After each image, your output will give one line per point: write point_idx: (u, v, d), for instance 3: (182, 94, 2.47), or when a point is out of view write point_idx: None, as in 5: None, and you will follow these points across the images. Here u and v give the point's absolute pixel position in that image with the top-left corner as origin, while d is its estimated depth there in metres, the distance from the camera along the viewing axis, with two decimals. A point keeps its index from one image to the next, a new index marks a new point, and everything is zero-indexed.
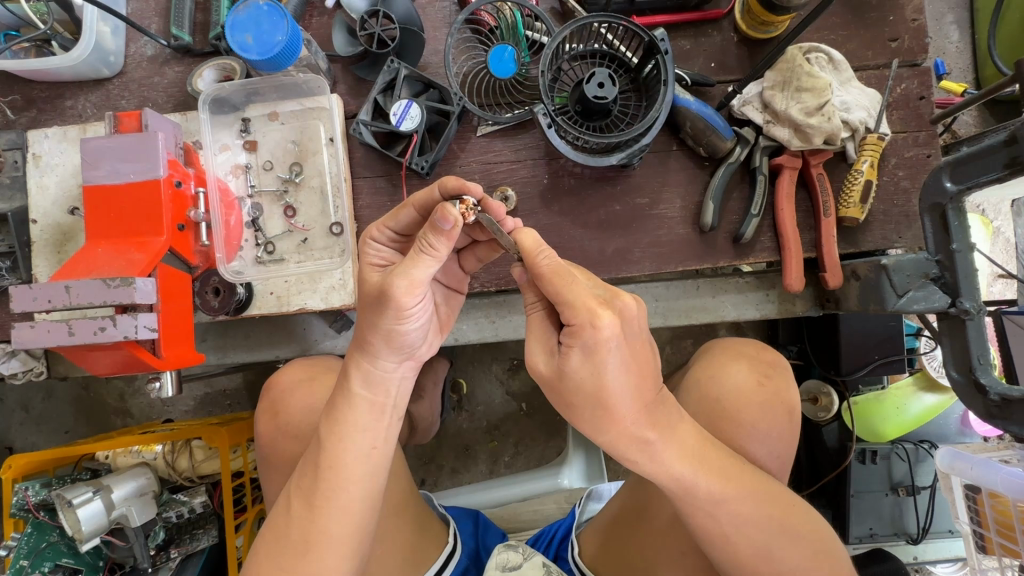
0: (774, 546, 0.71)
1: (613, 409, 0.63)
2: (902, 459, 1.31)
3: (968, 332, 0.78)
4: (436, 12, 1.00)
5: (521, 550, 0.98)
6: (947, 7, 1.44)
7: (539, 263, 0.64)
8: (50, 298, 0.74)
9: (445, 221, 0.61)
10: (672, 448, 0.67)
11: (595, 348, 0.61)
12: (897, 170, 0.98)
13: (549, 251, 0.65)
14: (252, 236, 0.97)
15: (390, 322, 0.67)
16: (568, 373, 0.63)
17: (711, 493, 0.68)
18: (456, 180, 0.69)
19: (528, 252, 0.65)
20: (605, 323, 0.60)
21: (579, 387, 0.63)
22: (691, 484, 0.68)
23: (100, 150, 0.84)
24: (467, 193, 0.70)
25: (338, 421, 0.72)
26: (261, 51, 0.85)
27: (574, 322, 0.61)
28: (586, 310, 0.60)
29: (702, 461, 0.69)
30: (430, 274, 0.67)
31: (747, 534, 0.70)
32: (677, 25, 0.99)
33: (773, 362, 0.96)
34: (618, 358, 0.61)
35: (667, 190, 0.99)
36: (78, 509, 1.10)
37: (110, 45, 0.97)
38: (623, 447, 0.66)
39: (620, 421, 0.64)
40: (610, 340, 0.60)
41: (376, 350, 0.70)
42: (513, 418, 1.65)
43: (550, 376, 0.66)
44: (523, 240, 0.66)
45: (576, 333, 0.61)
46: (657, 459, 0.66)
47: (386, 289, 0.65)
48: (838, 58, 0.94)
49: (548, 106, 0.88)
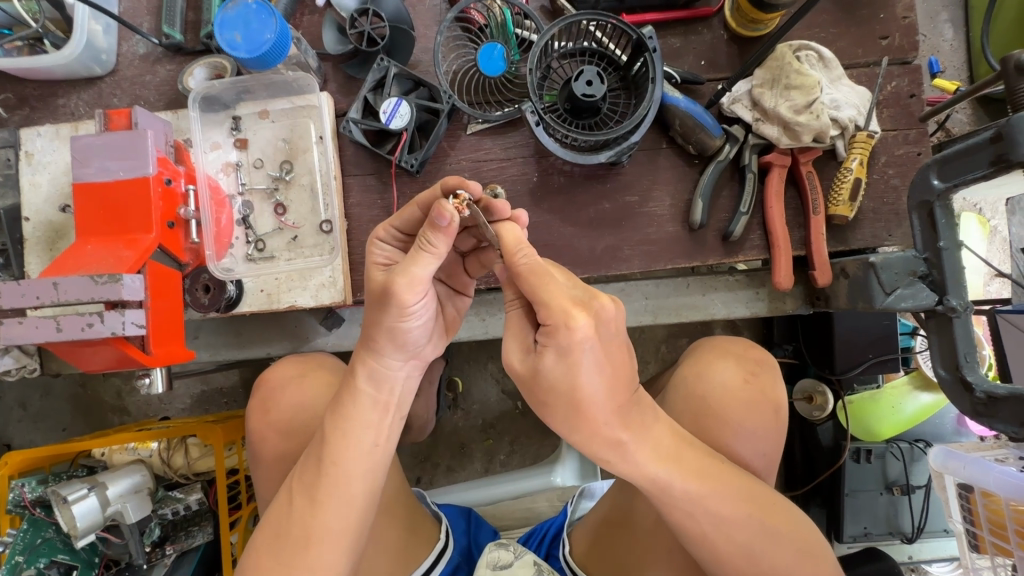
0: (754, 545, 0.70)
1: (586, 410, 0.63)
2: (897, 458, 1.31)
3: (955, 329, 0.77)
4: (426, 10, 1.01)
5: (512, 548, 0.98)
6: (942, 5, 1.44)
7: (518, 263, 0.65)
8: (38, 294, 0.75)
9: (441, 217, 0.64)
10: (646, 449, 0.67)
11: (569, 349, 0.61)
12: (887, 168, 0.98)
13: (528, 250, 0.66)
14: (243, 234, 0.97)
15: (392, 319, 0.69)
16: (543, 373, 0.64)
17: (687, 493, 0.68)
18: (455, 178, 0.71)
19: (508, 250, 0.67)
20: (579, 325, 0.60)
21: (553, 387, 0.64)
22: (667, 484, 0.68)
23: (89, 148, 0.85)
24: (465, 190, 0.72)
25: (342, 416, 0.73)
26: (250, 49, 0.86)
27: (548, 323, 0.62)
28: (560, 312, 0.61)
29: (678, 461, 0.69)
30: (431, 271, 0.68)
31: (725, 533, 0.70)
32: (667, 23, 1.00)
33: (759, 360, 0.96)
34: (592, 359, 0.62)
35: (656, 188, 0.99)
36: (73, 506, 1.11)
37: (102, 44, 0.98)
38: (597, 446, 0.66)
39: (594, 421, 0.64)
40: (584, 342, 0.61)
41: (381, 347, 0.71)
42: (508, 416, 1.65)
43: (525, 375, 0.66)
44: (505, 237, 0.68)
45: (551, 334, 0.62)
46: (630, 459, 0.67)
47: (387, 286, 0.67)
48: (828, 57, 0.94)
49: (536, 103, 0.88)
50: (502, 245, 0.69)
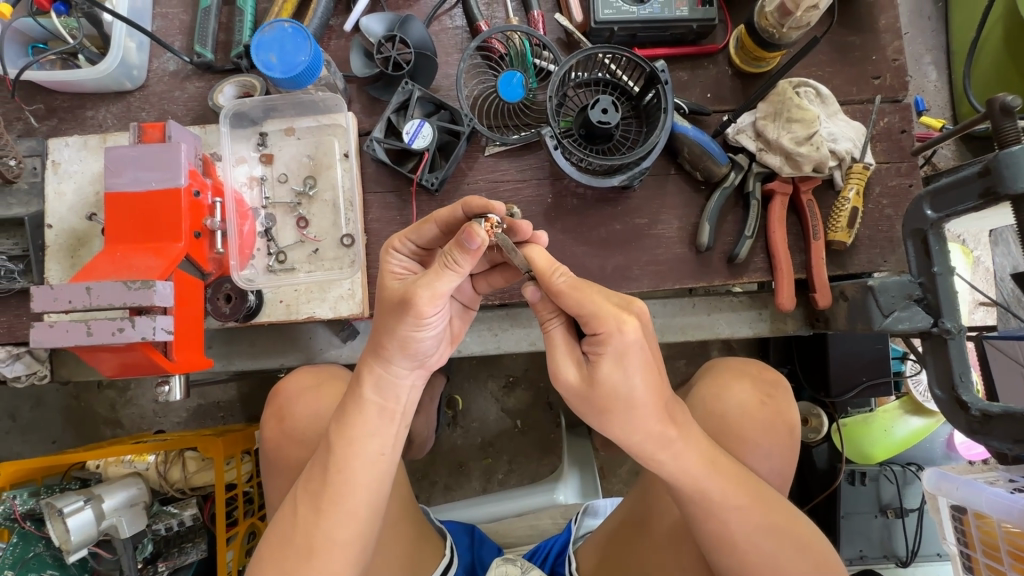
0: (776, 557, 0.72)
1: (642, 413, 0.67)
2: (891, 481, 1.35)
3: (950, 351, 0.81)
4: (448, 38, 1.06)
5: (519, 564, 1.00)
6: (925, 49, 1.54)
7: (556, 282, 0.68)
8: (70, 298, 0.76)
9: (472, 239, 0.64)
10: (689, 450, 0.71)
11: (623, 352, 0.65)
12: (882, 199, 1.04)
13: (563, 270, 0.69)
14: (265, 245, 1.00)
15: (407, 328, 0.69)
16: (601, 380, 0.67)
17: (725, 498, 0.72)
18: (480, 201, 0.74)
19: (544, 272, 0.69)
20: (631, 329, 0.64)
21: (612, 393, 0.67)
22: (705, 486, 0.71)
23: (122, 158, 0.87)
24: (491, 212, 0.75)
25: (348, 424, 0.74)
26: (285, 69, 0.90)
27: (601, 332, 0.65)
28: (612, 318, 0.64)
29: (713, 463, 0.72)
30: (452, 288, 0.68)
31: (758, 542, 0.72)
32: (675, 57, 1.06)
33: (774, 381, 1.00)
34: (643, 361, 0.66)
35: (665, 211, 1.03)
36: (68, 519, 1.09)
37: (135, 60, 1.01)
38: (647, 445, 0.69)
39: (647, 422, 0.67)
40: (635, 343, 0.65)
41: (389, 356, 0.72)
42: (508, 435, 1.67)
43: (580, 384, 0.69)
44: (538, 259, 0.71)
45: (604, 341, 0.65)
46: (679, 459, 0.70)
47: (409, 296, 0.67)
48: (826, 93, 1.00)
49: (555, 129, 0.93)
50: (534, 268, 0.71)
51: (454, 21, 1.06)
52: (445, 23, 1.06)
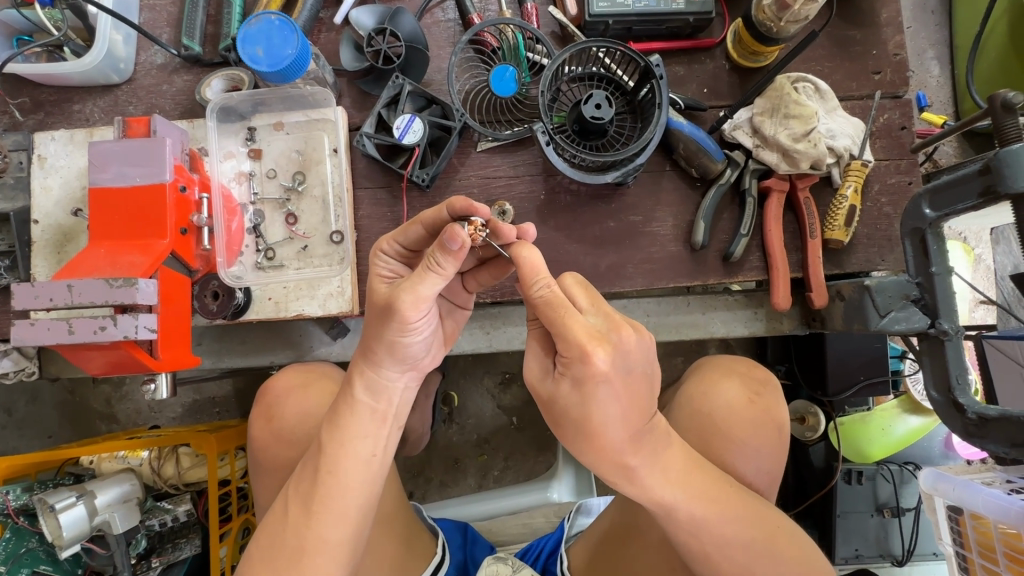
0: (750, 566, 0.72)
1: (600, 440, 0.65)
2: (887, 481, 1.34)
3: (946, 352, 0.79)
4: (440, 31, 1.04)
5: (510, 563, 1.00)
6: (928, 43, 1.51)
7: (533, 296, 0.64)
8: (51, 296, 0.74)
9: (453, 240, 0.62)
10: (655, 472, 0.68)
11: (585, 380, 0.62)
12: (880, 197, 1.02)
13: (546, 280, 0.64)
14: (253, 242, 0.98)
15: (393, 333, 0.68)
16: (559, 400, 0.65)
17: (693, 516, 0.70)
18: (463, 202, 0.70)
19: (524, 280, 0.65)
20: (597, 360, 0.61)
21: (567, 413, 0.66)
22: (672, 506, 0.70)
23: (107, 153, 0.86)
24: (474, 213, 0.71)
25: (340, 426, 0.72)
26: (271, 63, 0.88)
27: (567, 355, 0.62)
28: (577, 347, 0.61)
29: (688, 485, 0.70)
30: (436, 290, 0.67)
31: (730, 556, 0.72)
32: (672, 52, 1.04)
33: (763, 380, 0.98)
34: (608, 392, 0.62)
35: (660, 209, 1.02)
36: (60, 514, 1.08)
37: (121, 53, 1.00)
38: (607, 469, 0.68)
39: (605, 449, 0.66)
40: (600, 375, 0.61)
41: (380, 360, 0.70)
42: (503, 432, 1.66)
43: (543, 396, 0.68)
44: (522, 263, 0.66)
45: (568, 364, 0.63)
46: (638, 482, 0.68)
47: (392, 301, 0.66)
48: (825, 88, 0.98)
49: (547, 124, 0.91)
50: (518, 272, 0.66)
51: (446, 14, 1.04)
52: (436, 16, 1.04)
